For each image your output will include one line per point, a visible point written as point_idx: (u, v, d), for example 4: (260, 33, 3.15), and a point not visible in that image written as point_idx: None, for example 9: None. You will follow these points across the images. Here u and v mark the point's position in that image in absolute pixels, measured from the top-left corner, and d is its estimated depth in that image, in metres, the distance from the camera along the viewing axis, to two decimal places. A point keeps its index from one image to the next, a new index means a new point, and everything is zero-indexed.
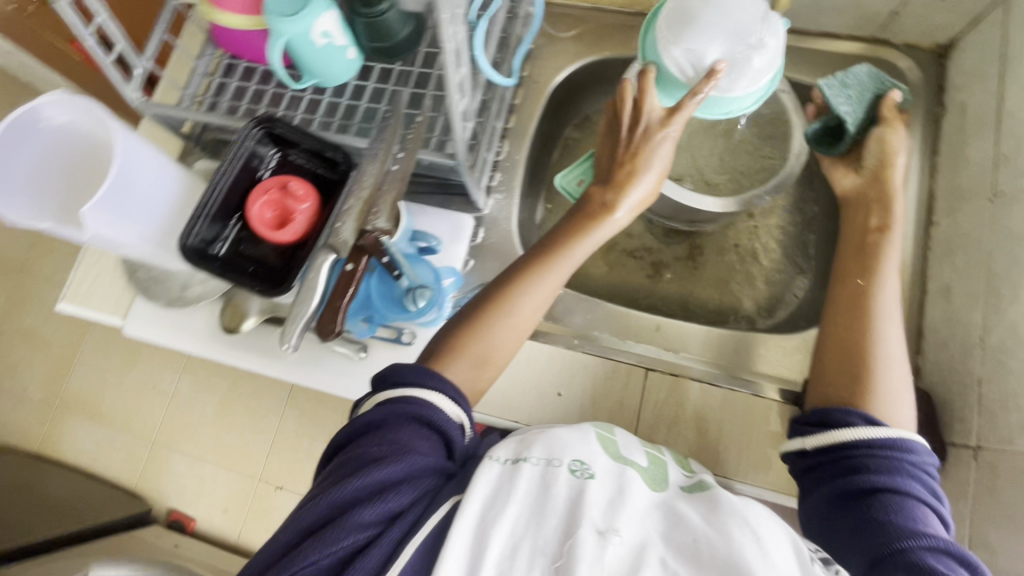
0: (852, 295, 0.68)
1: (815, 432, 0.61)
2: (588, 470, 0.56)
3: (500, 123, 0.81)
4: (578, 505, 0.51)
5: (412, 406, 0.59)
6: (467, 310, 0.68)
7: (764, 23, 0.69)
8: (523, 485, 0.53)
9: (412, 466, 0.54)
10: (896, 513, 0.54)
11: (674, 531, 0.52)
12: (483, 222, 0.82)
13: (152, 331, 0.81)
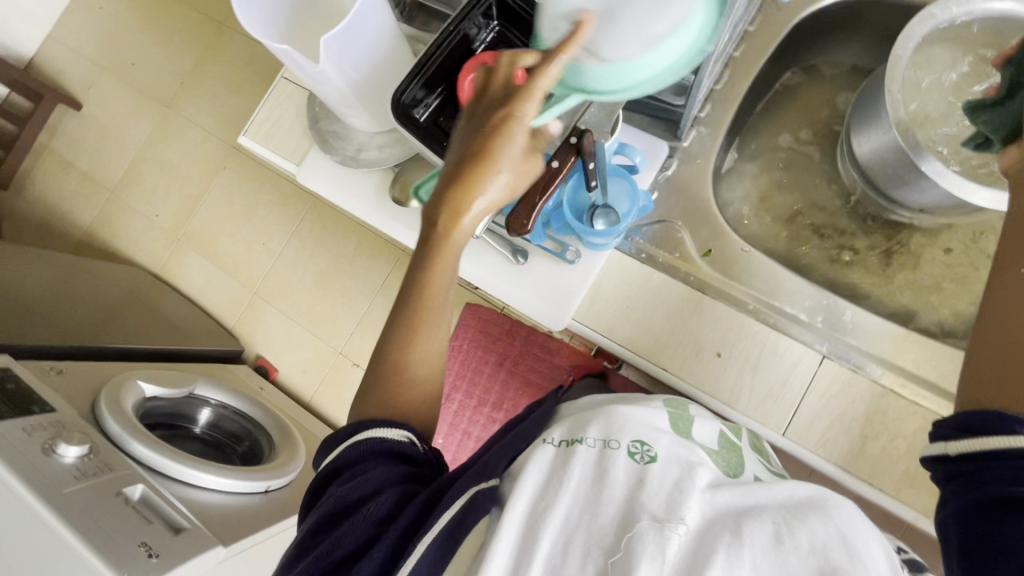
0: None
1: (960, 440, 0.44)
2: (648, 452, 0.50)
3: (731, 47, 0.72)
4: (639, 489, 0.46)
5: (369, 438, 0.53)
6: (432, 227, 0.55)
7: None
8: (578, 471, 0.48)
9: (367, 484, 0.49)
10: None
11: (748, 509, 0.46)
12: (678, 154, 0.76)
13: (322, 184, 0.82)
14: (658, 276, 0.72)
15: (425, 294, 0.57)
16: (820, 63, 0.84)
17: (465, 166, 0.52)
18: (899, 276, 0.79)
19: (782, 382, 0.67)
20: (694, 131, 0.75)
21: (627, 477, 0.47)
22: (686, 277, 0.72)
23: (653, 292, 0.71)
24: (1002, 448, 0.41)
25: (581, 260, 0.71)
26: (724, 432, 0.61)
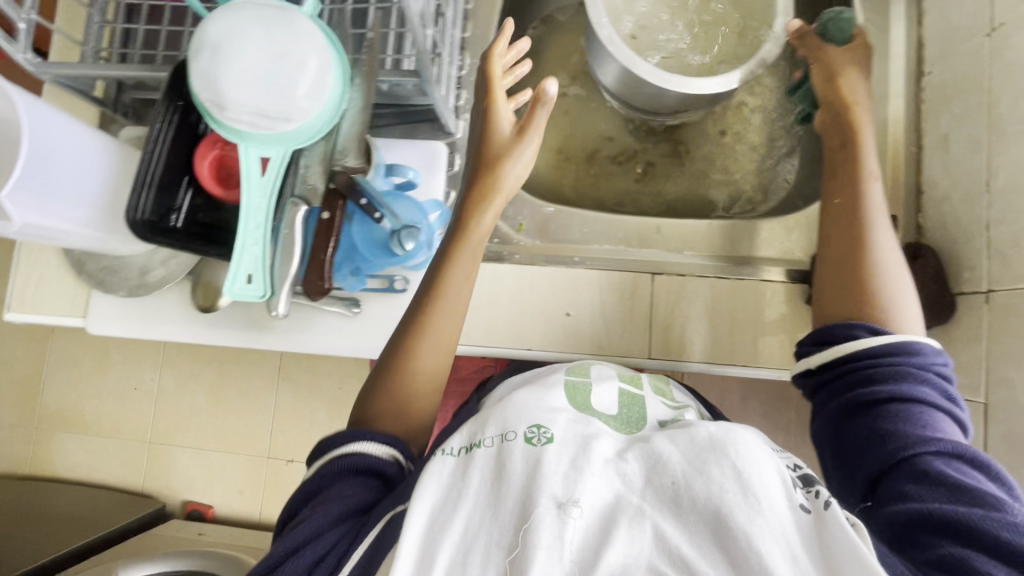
0: (842, 174, 0.58)
1: (820, 353, 0.53)
2: (546, 433, 0.49)
3: (457, 31, 0.72)
4: (537, 476, 0.44)
5: (343, 455, 0.49)
6: (425, 284, 0.57)
7: (283, 44, 0.54)
8: (479, 473, 0.46)
9: (325, 525, 0.45)
10: (915, 424, 0.46)
11: (651, 481, 0.45)
12: (458, 147, 0.77)
13: (121, 325, 0.74)
14: (487, 267, 0.72)
15: (422, 318, 0.56)
16: (553, 12, 0.88)
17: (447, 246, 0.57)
18: (695, 171, 0.85)
19: (630, 312, 0.70)
20: (462, 120, 0.76)
21: (523, 467, 0.45)
22: (513, 257, 0.74)
23: (488, 284, 0.71)
24: (858, 355, 0.50)
25: (411, 284, 0.72)
26: (624, 390, 0.62)
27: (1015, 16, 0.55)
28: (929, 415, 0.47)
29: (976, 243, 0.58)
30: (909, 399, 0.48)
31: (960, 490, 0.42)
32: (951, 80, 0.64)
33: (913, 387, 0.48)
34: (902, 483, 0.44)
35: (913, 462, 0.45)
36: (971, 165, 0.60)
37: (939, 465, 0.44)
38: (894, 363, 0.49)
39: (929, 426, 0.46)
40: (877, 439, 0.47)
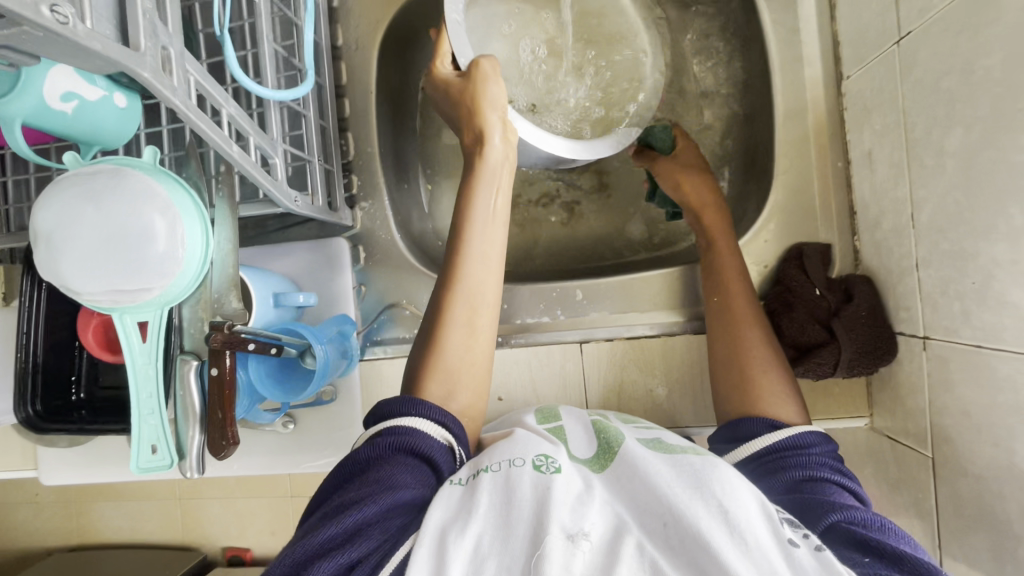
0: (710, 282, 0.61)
1: (732, 453, 0.51)
2: (554, 462, 0.45)
3: (331, 119, 0.67)
4: (545, 501, 0.41)
5: (396, 431, 0.47)
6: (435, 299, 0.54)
7: (121, 209, 0.51)
8: (486, 497, 0.42)
9: (395, 505, 0.42)
10: (832, 493, 0.44)
11: (647, 509, 0.42)
12: (362, 237, 0.73)
13: (68, 475, 0.74)
14: None
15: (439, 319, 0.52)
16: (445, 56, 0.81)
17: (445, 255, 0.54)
18: (623, 204, 0.79)
19: (564, 384, 0.68)
20: (359, 210, 0.72)
21: (532, 493, 0.42)
22: None
23: None
24: (764, 448, 0.49)
25: (340, 393, 0.69)
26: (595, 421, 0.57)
27: (921, 27, 0.48)
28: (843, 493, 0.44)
29: (909, 281, 0.53)
30: (818, 476, 0.45)
31: (886, 550, 0.38)
32: (869, 90, 0.57)
33: (818, 465, 0.46)
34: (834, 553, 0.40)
35: (834, 528, 0.41)
36: (896, 192, 0.54)
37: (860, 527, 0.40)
38: (796, 452, 0.48)
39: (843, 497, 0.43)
40: (801, 506, 0.43)
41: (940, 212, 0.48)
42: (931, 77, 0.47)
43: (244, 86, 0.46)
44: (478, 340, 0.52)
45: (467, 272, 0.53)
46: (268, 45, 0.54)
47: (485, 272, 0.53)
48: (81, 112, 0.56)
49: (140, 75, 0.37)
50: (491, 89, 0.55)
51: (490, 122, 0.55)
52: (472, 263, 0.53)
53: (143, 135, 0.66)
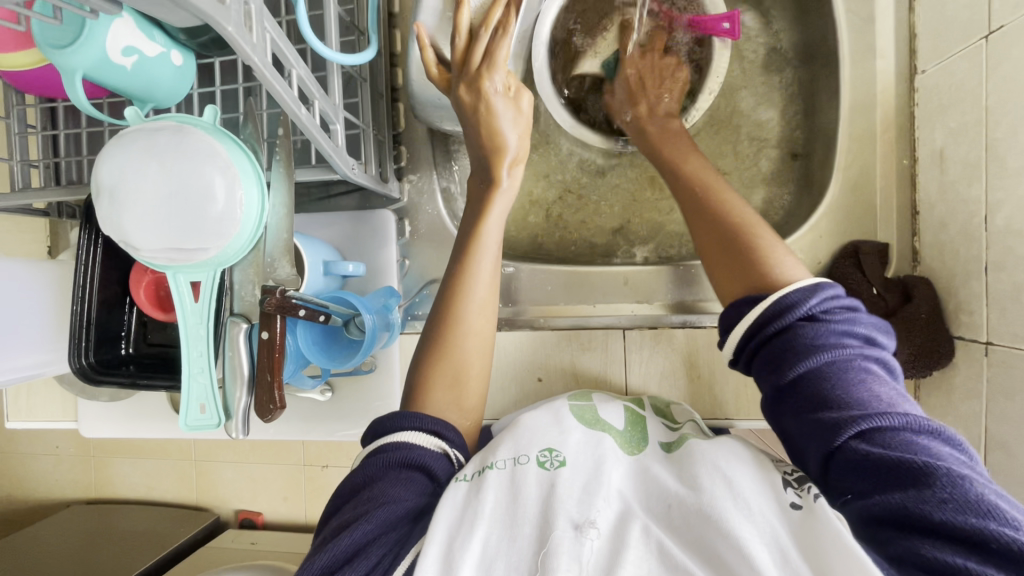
0: (693, 213, 0.53)
1: (726, 343, 0.47)
2: (558, 457, 0.49)
3: (384, 90, 0.66)
4: (552, 500, 0.44)
5: (393, 445, 0.47)
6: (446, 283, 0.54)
7: (182, 169, 0.50)
8: (492, 496, 0.45)
9: (385, 521, 0.42)
10: (842, 388, 0.39)
11: (653, 494, 0.47)
12: (407, 211, 0.73)
13: (106, 428, 0.75)
14: None
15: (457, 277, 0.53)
16: None
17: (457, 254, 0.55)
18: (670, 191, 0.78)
19: (604, 369, 0.67)
20: (407, 183, 0.72)
21: (539, 492, 0.45)
22: None
23: None
24: (757, 328, 0.44)
25: (380, 363, 0.70)
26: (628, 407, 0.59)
27: (1015, 22, 0.46)
28: (855, 371, 0.40)
29: (975, 284, 0.52)
30: (824, 363, 0.40)
31: (899, 471, 0.36)
32: (947, 86, 0.55)
33: (820, 354, 0.40)
34: (845, 471, 0.38)
35: (847, 448, 0.37)
36: (969, 193, 0.52)
37: (868, 444, 0.37)
38: (796, 333, 0.41)
39: (851, 393, 0.38)
40: (809, 414, 0.40)
41: (1017, 215, 0.46)
42: (1021, 75, 0.46)
43: (316, 49, 0.45)
44: (487, 290, 0.54)
45: (464, 328, 0.52)
46: (332, 6, 0.53)
47: (482, 320, 0.53)
48: (139, 69, 0.56)
49: (224, 30, 0.37)
50: (505, 126, 0.54)
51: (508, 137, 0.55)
52: (479, 274, 0.53)
53: (196, 95, 0.65)
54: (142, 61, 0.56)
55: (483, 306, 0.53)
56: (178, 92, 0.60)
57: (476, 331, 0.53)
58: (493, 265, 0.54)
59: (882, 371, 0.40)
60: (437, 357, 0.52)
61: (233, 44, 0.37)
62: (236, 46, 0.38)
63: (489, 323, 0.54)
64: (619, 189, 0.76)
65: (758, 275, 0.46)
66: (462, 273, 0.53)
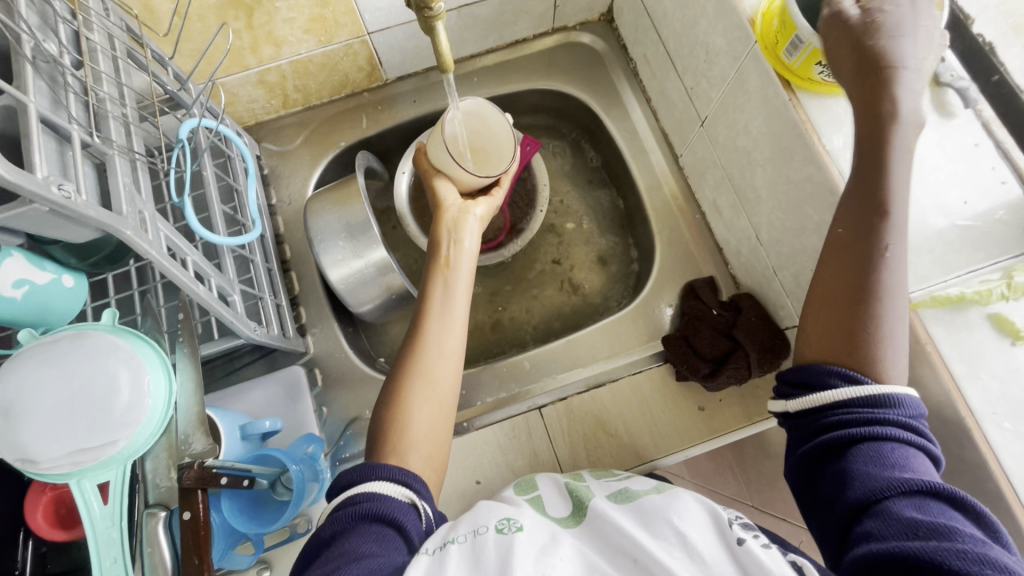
0: (846, 248, 0.47)
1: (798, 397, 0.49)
2: (515, 523, 0.53)
3: (273, 263, 0.74)
4: (508, 557, 0.47)
5: (354, 502, 0.50)
6: (387, 396, 0.60)
7: (85, 370, 0.53)
8: (454, 566, 0.47)
9: (367, 574, 0.44)
10: (884, 465, 0.43)
11: (614, 551, 0.50)
12: (316, 362, 0.77)
13: None
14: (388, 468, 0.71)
15: (401, 391, 0.59)
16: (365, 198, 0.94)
17: (399, 379, 0.60)
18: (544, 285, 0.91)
19: (535, 452, 0.72)
20: (312, 337, 0.77)
21: (498, 552, 0.48)
22: None
23: None
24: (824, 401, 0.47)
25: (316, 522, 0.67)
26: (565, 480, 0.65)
27: (712, 113, 0.68)
28: (905, 451, 0.43)
29: (774, 284, 0.67)
30: (878, 444, 0.44)
31: (920, 527, 0.39)
32: (698, 159, 0.76)
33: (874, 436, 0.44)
34: (874, 524, 0.41)
35: (879, 505, 0.42)
36: (741, 224, 0.70)
37: (893, 509, 0.41)
38: (869, 411, 0.45)
39: (896, 466, 0.42)
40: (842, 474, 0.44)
41: (771, 228, 0.64)
42: (731, 141, 0.66)
43: (206, 237, 0.54)
44: (439, 406, 0.60)
45: (412, 413, 0.58)
46: (217, 205, 0.64)
47: (432, 410, 0.59)
48: (28, 297, 0.59)
49: (122, 233, 0.44)
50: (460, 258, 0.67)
51: (457, 277, 0.66)
52: (420, 398, 0.59)
53: (88, 309, 0.69)
54: (34, 289, 0.59)
55: (433, 392, 0.60)
56: (72, 308, 0.63)
57: (424, 422, 0.58)
58: (446, 355, 0.62)
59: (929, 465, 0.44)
60: (387, 434, 0.57)
61: (133, 244, 0.45)
62: (135, 246, 0.46)
63: (441, 410, 0.60)
64: (500, 294, 0.88)
65: (866, 356, 0.46)
66: (404, 398, 0.59)
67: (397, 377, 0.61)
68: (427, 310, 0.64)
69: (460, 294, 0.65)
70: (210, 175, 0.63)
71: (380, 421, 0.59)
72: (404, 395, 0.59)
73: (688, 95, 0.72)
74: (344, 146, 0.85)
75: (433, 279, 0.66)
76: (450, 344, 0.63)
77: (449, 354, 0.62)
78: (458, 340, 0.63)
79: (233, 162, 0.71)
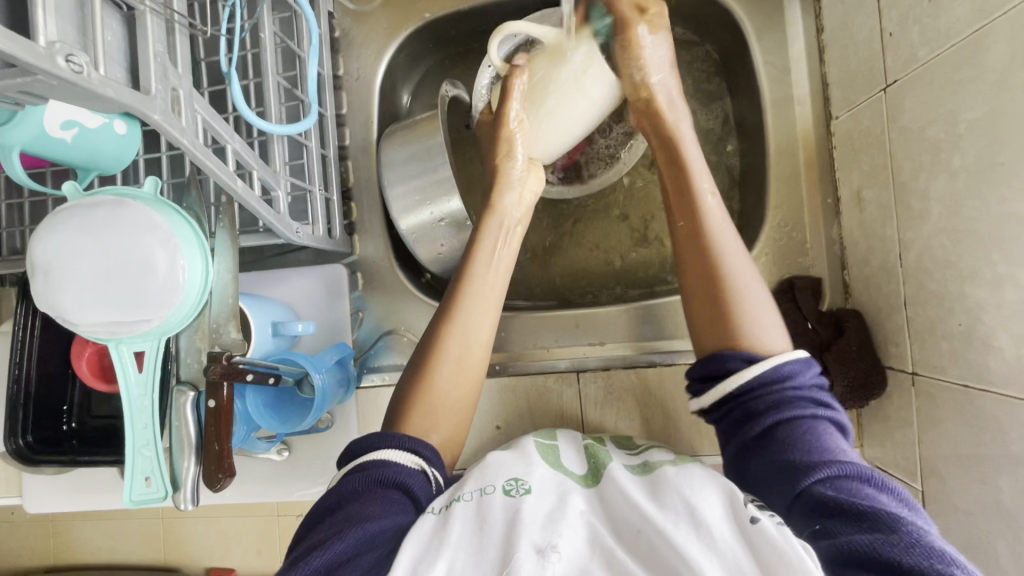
0: (689, 240, 0.52)
1: (708, 390, 0.48)
2: (524, 485, 0.49)
3: (330, 149, 0.67)
4: (516, 523, 0.44)
5: (365, 466, 0.48)
6: (412, 364, 0.54)
7: (122, 241, 0.50)
8: (458, 525, 0.45)
9: (365, 538, 0.42)
10: (802, 447, 0.42)
11: (621, 523, 0.45)
12: (360, 264, 0.73)
13: (54, 503, 0.72)
14: None
15: (427, 361, 0.53)
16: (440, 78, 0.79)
17: (424, 352, 0.54)
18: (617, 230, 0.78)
19: (561, 413, 0.69)
20: (358, 237, 0.73)
21: (503, 516, 0.45)
22: None
23: None
24: (743, 385, 0.46)
25: (336, 420, 0.70)
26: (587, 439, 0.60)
27: (907, 78, 0.50)
28: (818, 433, 0.43)
29: (897, 317, 0.54)
30: (792, 423, 0.44)
31: (863, 516, 0.37)
32: (858, 132, 0.59)
33: (787, 412, 0.45)
34: (810, 518, 0.40)
35: (810, 493, 0.40)
36: (884, 232, 0.56)
37: (825, 489, 0.39)
38: (770, 390, 0.45)
39: (815, 447, 0.42)
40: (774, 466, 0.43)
41: (926, 255, 0.50)
42: (918, 125, 0.49)
43: (251, 124, 0.47)
44: (465, 372, 0.54)
45: (434, 390, 0.52)
46: (272, 77, 0.55)
47: (456, 385, 0.53)
48: (81, 142, 0.53)
49: (149, 118, 0.38)
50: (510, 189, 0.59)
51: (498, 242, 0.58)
52: (444, 368, 0.53)
53: (141, 161, 0.66)
54: (83, 133, 0.53)
55: (459, 371, 0.54)
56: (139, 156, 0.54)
57: (448, 397, 0.53)
58: (475, 336, 0.54)
59: (838, 435, 0.44)
60: (407, 409, 0.52)
61: (162, 131, 0.38)
62: (164, 132, 0.39)
63: (466, 391, 0.54)
64: (566, 231, 0.78)
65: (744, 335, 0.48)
66: (427, 369, 0.53)
67: (428, 346, 0.54)
68: (467, 284, 0.56)
69: (504, 258, 0.58)
70: (267, 37, 0.54)
71: (402, 397, 0.53)
72: (428, 359, 0.53)
73: (883, 43, 0.53)
74: (429, 20, 0.72)
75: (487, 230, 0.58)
76: (487, 315, 0.56)
77: (479, 321, 0.55)
78: (493, 317, 0.56)
79: (299, 20, 0.61)
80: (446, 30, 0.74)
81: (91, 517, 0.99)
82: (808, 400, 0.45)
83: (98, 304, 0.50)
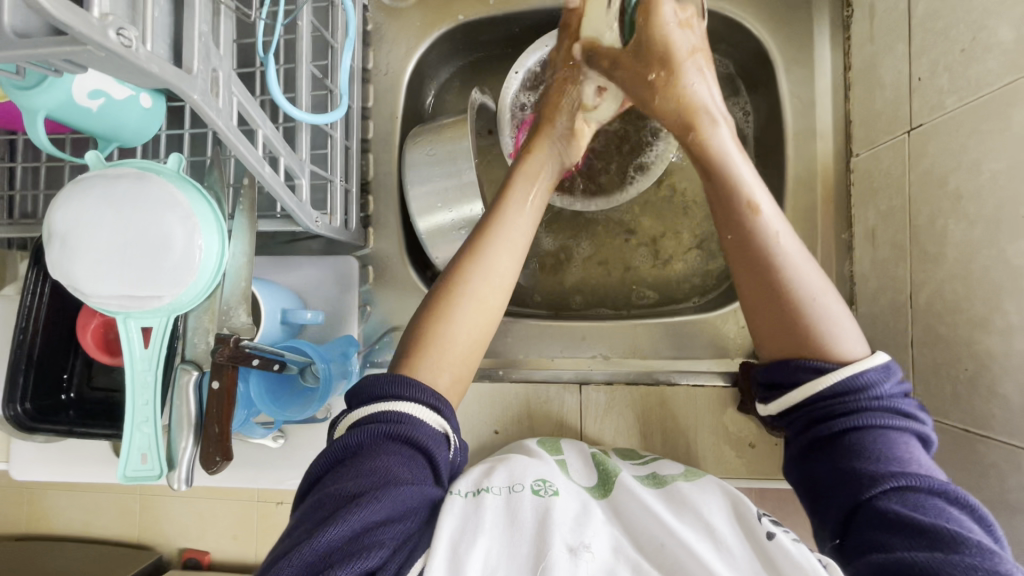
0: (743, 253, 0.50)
1: (775, 398, 0.48)
2: (551, 487, 0.50)
3: (353, 141, 0.67)
4: (546, 524, 0.45)
5: (387, 419, 0.44)
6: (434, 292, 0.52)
7: (142, 212, 0.50)
8: (491, 515, 0.46)
9: (398, 502, 0.40)
10: (874, 456, 0.42)
11: (643, 536, 0.47)
12: (371, 258, 0.73)
13: (40, 471, 0.71)
14: None
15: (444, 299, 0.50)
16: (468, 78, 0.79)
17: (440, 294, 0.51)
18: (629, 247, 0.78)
19: (561, 422, 0.69)
20: (371, 230, 0.73)
21: (535, 515, 0.46)
22: None
23: None
24: (810, 396, 0.46)
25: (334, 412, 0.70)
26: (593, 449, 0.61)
27: (932, 124, 0.51)
28: (895, 446, 0.43)
29: (902, 356, 0.55)
30: (867, 431, 0.43)
31: (924, 534, 0.37)
32: (877, 171, 0.60)
33: (863, 421, 0.44)
34: (866, 529, 0.40)
35: (871, 504, 0.41)
36: (897, 271, 0.56)
37: (891, 503, 0.40)
38: (847, 400, 0.45)
39: (888, 458, 0.42)
40: (840, 471, 0.43)
41: (937, 298, 0.50)
42: (940, 170, 0.50)
43: (285, 111, 0.47)
44: (484, 314, 0.51)
45: (452, 333, 0.49)
46: (306, 66, 0.55)
47: (473, 330, 0.50)
48: (106, 112, 0.53)
49: (188, 96, 0.38)
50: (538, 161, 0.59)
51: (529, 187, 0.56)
52: (458, 310, 0.50)
53: (163, 136, 0.65)
54: (110, 104, 0.53)
55: (479, 313, 0.51)
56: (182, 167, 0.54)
57: (462, 342, 0.50)
58: (495, 279, 0.51)
59: (918, 446, 0.43)
60: (419, 349, 0.49)
61: (199, 110, 0.38)
62: (199, 111, 0.39)
63: (480, 336, 0.51)
64: (577, 242, 0.78)
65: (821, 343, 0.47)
66: (444, 309, 0.50)
67: (443, 290, 0.51)
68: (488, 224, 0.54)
69: (528, 213, 0.55)
70: (306, 25, 0.54)
71: (420, 325, 0.50)
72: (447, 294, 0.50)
73: (911, 87, 0.54)
74: (462, 21, 0.72)
75: (516, 187, 0.56)
76: (510, 254, 0.53)
77: (503, 263, 0.52)
78: (518, 262, 0.53)
79: (336, 11, 0.61)
80: (479, 33, 0.74)
81: (72, 487, 0.97)
82: (890, 409, 0.44)
83: (112, 273, 0.50)
